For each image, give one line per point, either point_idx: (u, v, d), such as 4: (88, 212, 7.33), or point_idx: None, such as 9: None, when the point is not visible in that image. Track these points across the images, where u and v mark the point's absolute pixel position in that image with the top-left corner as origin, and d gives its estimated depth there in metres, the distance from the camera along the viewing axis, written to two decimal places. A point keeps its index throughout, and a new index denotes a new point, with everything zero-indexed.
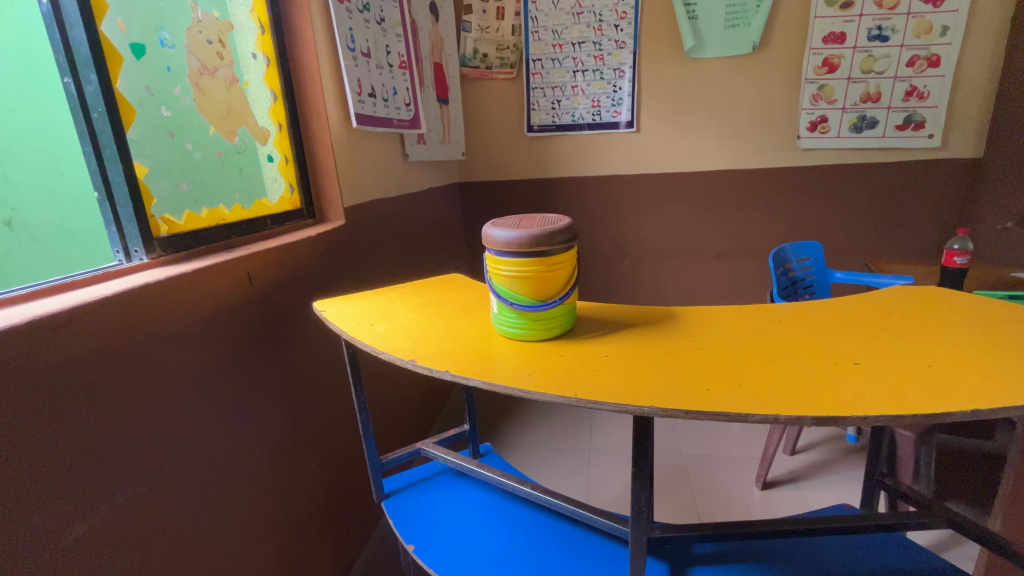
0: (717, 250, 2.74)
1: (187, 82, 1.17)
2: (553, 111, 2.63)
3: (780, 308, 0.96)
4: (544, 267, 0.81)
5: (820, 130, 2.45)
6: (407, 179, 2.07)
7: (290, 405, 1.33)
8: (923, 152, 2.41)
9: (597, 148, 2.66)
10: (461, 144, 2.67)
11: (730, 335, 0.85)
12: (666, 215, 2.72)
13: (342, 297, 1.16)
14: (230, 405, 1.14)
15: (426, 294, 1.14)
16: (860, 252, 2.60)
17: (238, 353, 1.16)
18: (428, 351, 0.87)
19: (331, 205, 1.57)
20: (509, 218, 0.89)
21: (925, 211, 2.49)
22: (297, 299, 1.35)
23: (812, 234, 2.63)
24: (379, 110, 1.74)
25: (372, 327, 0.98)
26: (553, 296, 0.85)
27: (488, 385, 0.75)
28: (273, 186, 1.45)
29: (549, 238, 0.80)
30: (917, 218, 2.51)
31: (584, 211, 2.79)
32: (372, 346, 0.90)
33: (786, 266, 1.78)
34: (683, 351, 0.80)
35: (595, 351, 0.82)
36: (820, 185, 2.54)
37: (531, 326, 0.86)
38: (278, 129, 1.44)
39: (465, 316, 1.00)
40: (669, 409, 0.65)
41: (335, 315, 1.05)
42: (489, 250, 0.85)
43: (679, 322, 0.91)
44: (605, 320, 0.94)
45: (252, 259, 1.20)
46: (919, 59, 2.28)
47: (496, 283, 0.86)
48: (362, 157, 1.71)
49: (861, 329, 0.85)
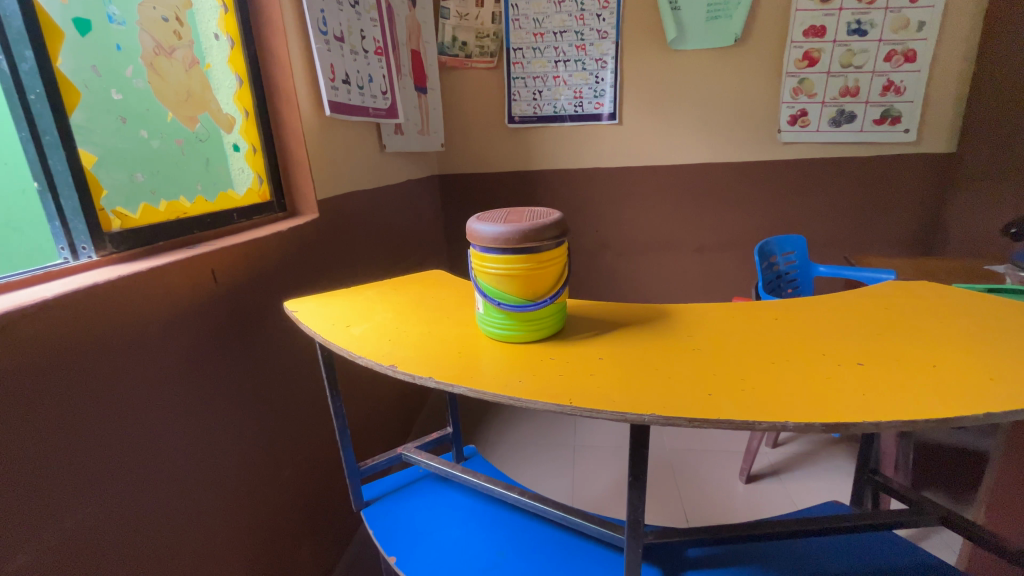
0: (699, 244, 2.73)
1: (140, 62, 1.07)
2: (535, 102, 2.57)
3: (775, 303, 0.93)
4: (533, 264, 0.76)
5: (800, 124, 2.45)
6: (384, 172, 1.99)
7: (261, 410, 1.25)
8: (899, 146, 2.44)
9: (579, 140, 2.62)
10: (439, 135, 2.59)
11: (726, 333, 0.81)
12: (649, 208, 2.70)
13: (314, 295, 1.09)
14: (195, 412, 1.06)
15: (407, 292, 1.08)
16: (839, 246, 2.63)
17: (202, 357, 1.08)
18: (409, 355, 0.81)
19: (303, 198, 1.49)
20: (494, 211, 0.83)
21: (900, 205, 2.53)
22: (268, 298, 1.27)
23: (791, 228, 2.64)
24: (354, 98, 1.66)
25: (349, 329, 0.92)
26: (543, 295, 0.80)
27: (475, 393, 0.69)
28: (241, 177, 1.36)
29: (538, 234, 0.75)
30: (892, 212, 2.55)
31: (565, 204, 2.74)
32: (348, 350, 0.83)
33: (770, 261, 1.77)
34: (681, 351, 0.76)
35: (589, 353, 0.77)
36: (800, 179, 2.56)
37: (519, 327, 0.81)
38: (245, 116, 1.36)
39: (448, 316, 0.95)
40: (670, 417, 0.60)
41: (306, 316, 0.98)
42: (474, 246, 0.79)
43: (673, 321, 0.87)
44: (595, 320, 0.89)
45: (217, 255, 1.12)
46: (897, 54, 2.30)
47: (482, 281, 0.80)
48: (336, 147, 1.62)
49: (857, 326, 0.82)
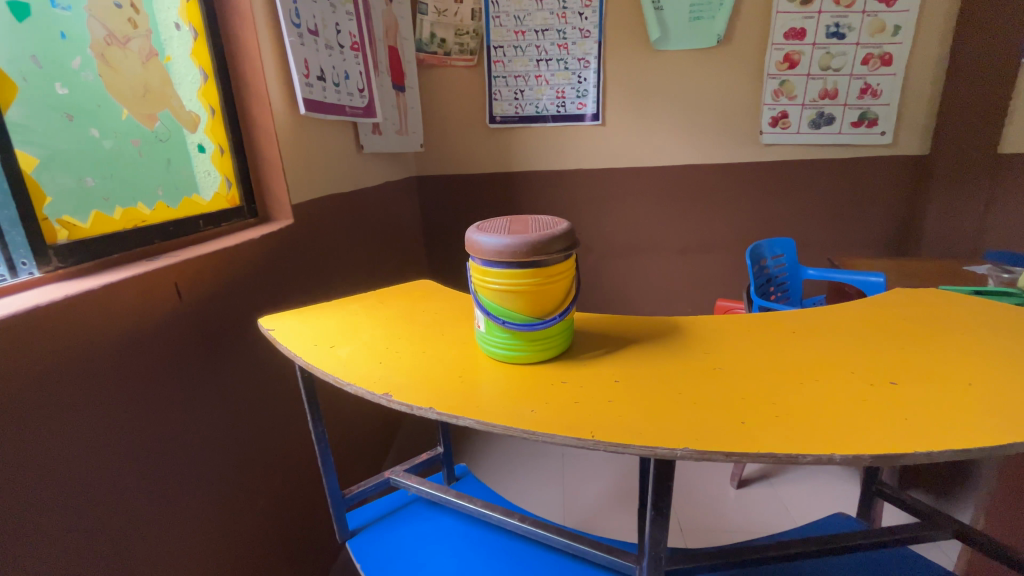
0: (683, 245, 2.70)
1: (89, 53, 0.95)
2: (517, 102, 2.50)
3: (787, 314, 0.88)
4: (541, 279, 0.69)
5: (781, 125, 2.46)
6: (362, 173, 1.88)
7: (232, 436, 1.14)
8: (875, 148, 2.48)
9: (562, 141, 2.56)
10: (418, 135, 2.49)
11: (744, 349, 0.76)
12: (633, 210, 2.66)
13: (292, 310, 0.99)
14: (156, 443, 0.95)
15: (396, 305, 1.00)
16: (819, 246, 2.65)
17: (164, 381, 0.97)
18: (405, 381, 0.73)
19: (277, 202, 1.39)
20: (495, 220, 0.76)
21: (877, 206, 2.57)
22: (239, 312, 1.17)
23: (773, 230, 2.64)
24: (330, 96, 1.56)
25: (334, 351, 0.83)
26: (551, 312, 0.73)
27: (483, 426, 0.62)
28: (208, 180, 1.25)
29: (546, 246, 0.68)
30: (869, 213, 2.58)
31: (548, 206, 2.68)
32: (335, 376, 0.75)
33: (761, 263, 1.75)
34: (700, 372, 0.70)
35: (603, 376, 0.71)
36: (781, 180, 2.57)
37: (525, 347, 0.74)
38: (211, 114, 1.25)
39: (443, 333, 0.87)
40: (706, 451, 0.54)
41: (285, 335, 0.89)
42: (475, 259, 0.72)
43: (686, 336, 0.81)
44: (603, 336, 0.82)
45: (180, 267, 1.01)
46: (874, 58, 2.33)
47: (483, 296, 0.73)
48: (311, 148, 1.52)
49: (879, 339, 0.77)
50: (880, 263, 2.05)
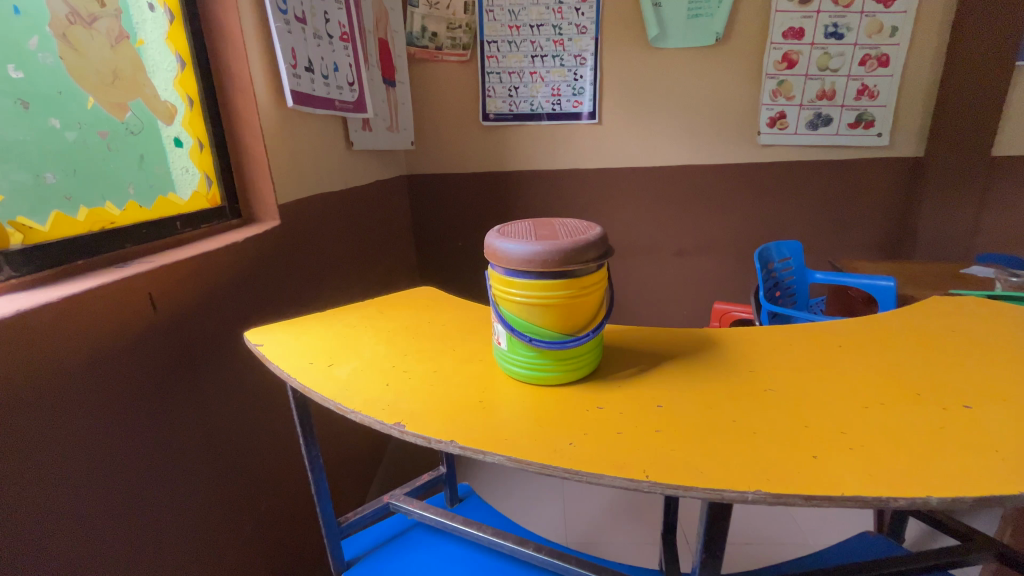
0: (679, 247, 2.55)
1: (48, 32, 0.83)
2: (511, 99, 2.34)
3: (827, 325, 0.81)
4: (573, 291, 0.61)
5: (779, 126, 2.35)
6: (350, 172, 1.76)
7: (210, 463, 1.01)
8: (872, 151, 2.39)
9: (556, 141, 2.40)
10: (410, 132, 2.34)
11: (791, 365, 0.69)
12: (628, 213, 2.51)
13: (282, 321, 0.90)
14: (123, 476, 0.83)
15: (398, 317, 0.91)
16: (820, 250, 2.54)
17: (133, 406, 0.85)
18: (416, 406, 0.63)
19: (262, 202, 1.29)
20: (516, 225, 0.68)
21: (877, 209, 2.48)
22: (221, 323, 1.05)
23: (776, 235, 2.52)
24: (318, 88, 1.45)
25: (333, 371, 0.73)
26: (582, 328, 0.65)
27: (516, 463, 0.53)
28: (186, 178, 1.14)
29: (580, 254, 0.60)
30: (868, 216, 2.49)
31: (543, 209, 2.52)
32: (336, 403, 0.65)
33: (769, 267, 1.70)
34: (752, 393, 0.62)
35: (644, 399, 0.62)
36: (782, 181, 2.45)
37: (552, 367, 0.65)
38: (188, 105, 1.15)
39: (453, 348, 0.78)
40: (782, 495, 0.46)
41: (277, 352, 0.79)
42: (496, 268, 0.64)
43: (724, 352, 0.73)
44: (633, 353, 0.74)
45: (153, 275, 0.90)
46: (871, 59, 2.25)
47: (506, 310, 0.65)
48: (297, 143, 1.41)
49: (935, 354, 0.70)
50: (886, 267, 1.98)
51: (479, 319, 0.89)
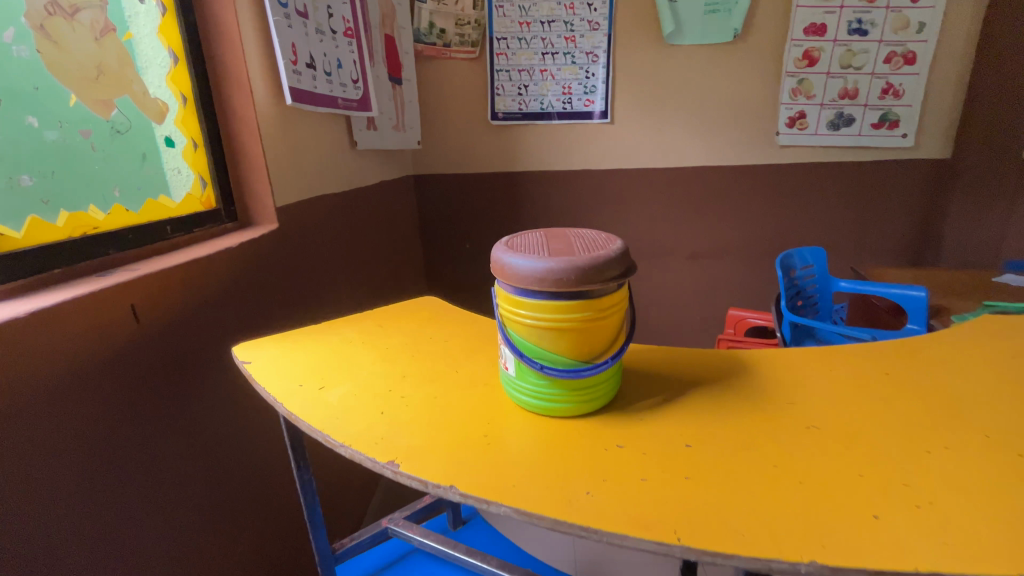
0: (692, 250, 2.34)
1: (23, 23, 0.78)
2: (520, 98, 2.16)
3: (871, 346, 0.73)
4: (590, 314, 0.54)
5: (798, 126, 2.14)
6: (353, 174, 1.67)
7: (197, 487, 0.94)
8: (896, 153, 2.16)
9: (567, 142, 2.22)
10: (417, 132, 2.20)
11: (833, 395, 0.61)
12: (642, 215, 2.29)
13: (275, 334, 0.85)
14: (93, 504, 0.76)
15: (400, 333, 0.84)
16: (844, 258, 2.31)
17: (106, 428, 0.79)
18: (414, 440, 0.57)
19: (259, 204, 1.23)
20: (527, 237, 0.61)
21: (914, 216, 2.24)
22: (213, 336, 0.98)
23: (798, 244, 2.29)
24: (320, 86, 1.39)
25: (324, 397, 0.66)
26: (601, 355, 0.58)
27: (525, 516, 0.46)
28: (179, 180, 1.08)
29: (600, 273, 0.53)
30: (905, 224, 2.26)
31: (546, 213, 2.32)
32: (324, 434, 0.58)
33: (791, 274, 1.62)
34: (793, 431, 0.55)
35: (670, 437, 0.55)
36: (806, 184, 2.23)
37: (567, 399, 0.58)
38: (182, 103, 1.09)
39: (458, 371, 0.71)
40: (840, 568, 0.39)
41: (266, 372, 0.73)
42: (504, 287, 0.57)
43: (756, 377, 0.66)
44: (655, 378, 0.67)
45: (135, 283, 0.83)
46: (897, 56, 2.03)
47: (515, 333, 0.58)
48: (299, 143, 1.35)
49: (1003, 388, 0.62)
50: (921, 278, 1.83)
51: (487, 337, 0.81)
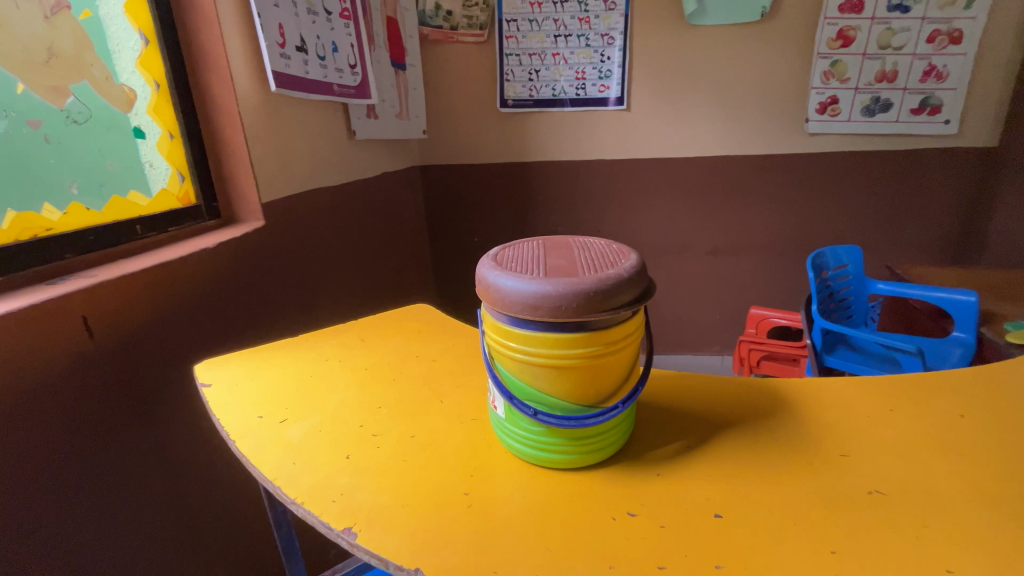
0: (712, 244, 2.16)
1: None
2: (531, 83, 2.00)
3: (949, 380, 0.60)
4: (596, 349, 0.43)
5: (830, 113, 1.93)
6: (353, 166, 1.53)
7: (168, 511, 0.86)
8: (934, 140, 1.92)
9: (582, 131, 2.06)
10: (421, 120, 2.05)
11: (901, 446, 0.50)
12: (660, 208, 2.13)
13: (245, 350, 0.76)
14: (38, 541, 0.68)
15: (383, 352, 0.74)
16: (883, 255, 2.09)
17: (53, 457, 0.70)
18: (381, 495, 0.47)
19: (244, 200, 1.13)
20: (521, 249, 0.51)
21: (968, 210, 1.98)
22: (184, 347, 0.90)
23: (829, 242, 2.10)
24: (313, 71, 1.27)
25: (282, 433, 0.57)
26: (611, 396, 0.47)
27: None
28: (153, 174, 0.99)
29: (610, 299, 0.42)
30: (960, 220, 2.00)
31: (553, 205, 2.17)
32: (276, 486, 0.49)
33: (822, 275, 1.48)
34: (852, 499, 0.44)
35: (694, 502, 0.44)
36: (843, 173, 2.00)
37: (569, 450, 0.47)
38: (156, 90, 1.00)
39: (445, 404, 0.61)
40: None
41: (224, 398, 0.64)
42: (492, 313, 0.46)
43: (801, 418, 0.55)
44: (677, 416, 0.56)
45: (88, 292, 0.75)
46: (941, 35, 1.79)
47: (504, 369, 0.47)
48: (289, 133, 1.24)
49: None
50: (972, 281, 1.64)
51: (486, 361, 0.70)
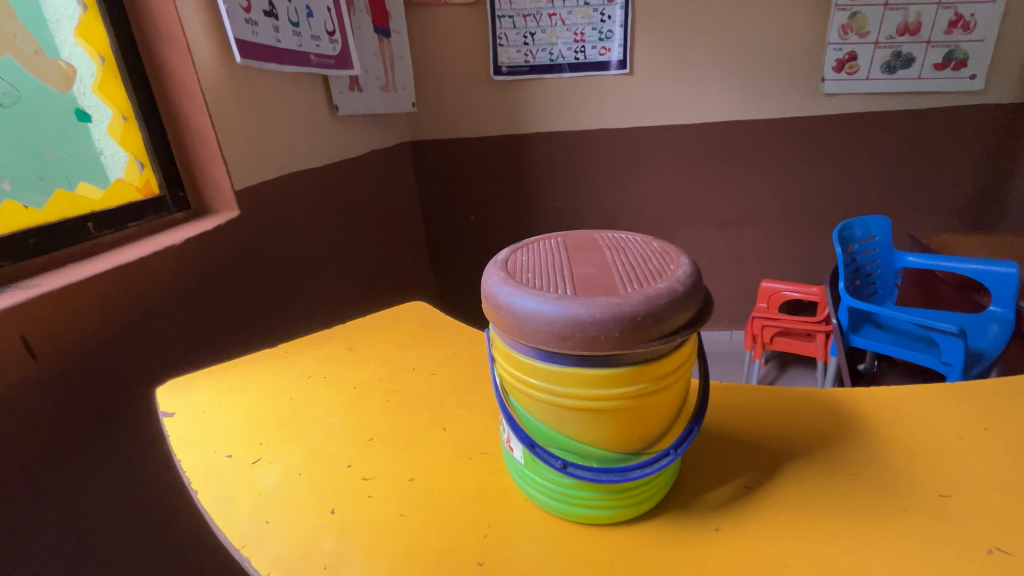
0: (721, 215, 2.03)
1: None
2: (526, 48, 1.83)
3: None
4: (643, 384, 0.33)
5: (847, 70, 1.77)
6: (337, 146, 1.40)
7: (135, 537, 0.79)
8: (957, 98, 1.77)
9: (580, 97, 1.90)
10: (409, 92, 1.89)
11: (1010, 485, 0.40)
12: (665, 179, 1.99)
13: (213, 367, 0.66)
14: None
15: (374, 368, 0.64)
16: (903, 223, 1.96)
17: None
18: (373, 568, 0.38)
19: (215, 188, 1.01)
20: (539, 252, 0.40)
21: (997, 173, 1.84)
22: (146, 359, 0.80)
23: (845, 210, 1.96)
24: (286, 39, 1.13)
25: (255, 479, 0.47)
26: (659, 438, 0.37)
27: None
28: (106, 163, 0.87)
29: (662, 322, 0.32)
30: (989, 183, 1.86)
31: (552, 179, 2.03)
32: (244, 556, 0.40)
33: (849, 249, 1.38)
34: (968, 564, 0.35)
35: (769, 575, 0.35)
36: (862, 136, 1.86)
37: (607, 503, 0.38)
38: (101, 64, 0.87)
39: (451, 437, 0.51)
40: None
41: (188, 432, 0.54)
42: (505, 340, 0.36)
43: (881, 446, 0.45)
44: (730, 447, 0.47)
45: (25, 309, 0.64)
46: None
47: (522, 410, 0.37)
48: (263, 111, 1.11)
49: None
50: (1006, 250, 1.53)
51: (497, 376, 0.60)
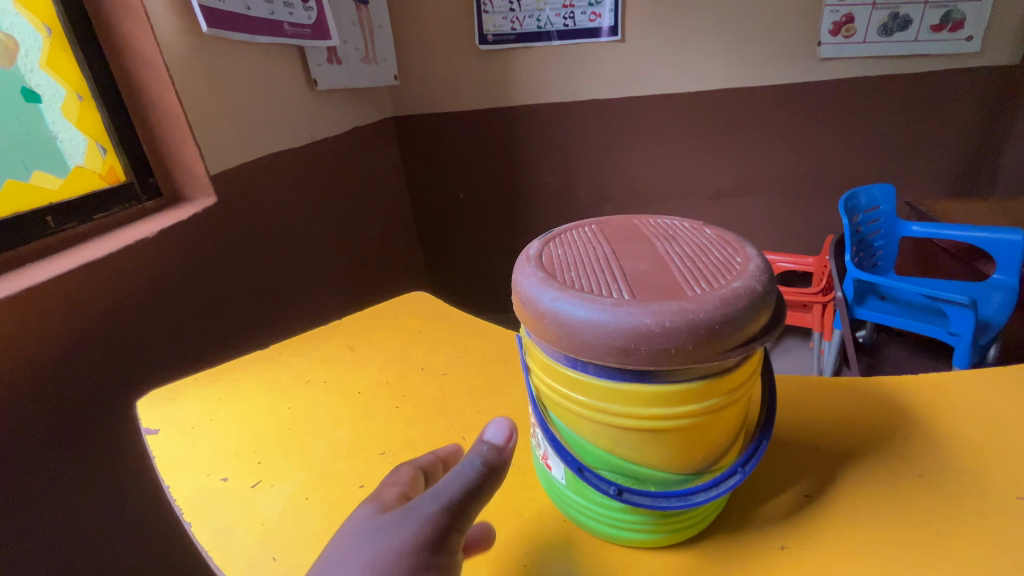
0: (716, 187, 1.94)
1: None
2: (512, 14, 1.72)
3: None
4: (713, 398, 0.29)
5: (844, 33, 1.68)
6: (317, 123, 1.30)
7: (116, 550, 0.75)
8: (955, 61, 1.71)
9: (569, 66, 1.78)
10: (390, 64, 1.78)
11: None
12: (658, 152, 1.89)
13: (200, 374, 0.60)
14: None
15: (378, 370, 0.58)
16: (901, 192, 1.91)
17: None
18: None
19: (187, 173, 0.92)
20: (577, 245, 0.35)
21: (993, 138, 1.80)
22: (117, 364, 0.73)
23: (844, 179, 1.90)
24: (255, 6, 1.02)
25: (256, 506, 0.43)
26: (723, 454, 0.33)
27: None
28: (63, 147, 0.79)
29: (740, 331, 0.27)
30: (986, 149, 1.82)
31: (542, 155, 1.94)
32: None
33: (854, 219, 1.35)
34: None
35: None
36: (860, 103, 1.78)
37: (663, 526, 0.34)
38: (48, 36, 0.77)
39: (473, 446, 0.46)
40: None
41: (178, 452, 0.49)
42: (546, 351, 0.31)
43: (945, 442, 0.42)
44: (780, 450, 0.43)
45: None
46: None
47: (566, 428, 0.33)
48: (236, 87, 1.01)
49: None
50: (1007, 218, 1.50)
51: (516, 373, 0.55)
